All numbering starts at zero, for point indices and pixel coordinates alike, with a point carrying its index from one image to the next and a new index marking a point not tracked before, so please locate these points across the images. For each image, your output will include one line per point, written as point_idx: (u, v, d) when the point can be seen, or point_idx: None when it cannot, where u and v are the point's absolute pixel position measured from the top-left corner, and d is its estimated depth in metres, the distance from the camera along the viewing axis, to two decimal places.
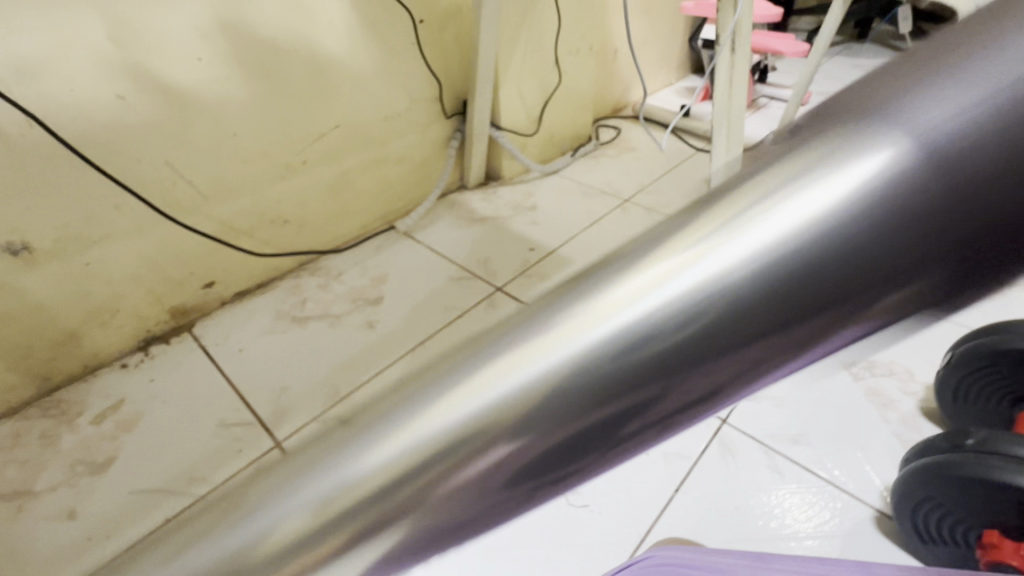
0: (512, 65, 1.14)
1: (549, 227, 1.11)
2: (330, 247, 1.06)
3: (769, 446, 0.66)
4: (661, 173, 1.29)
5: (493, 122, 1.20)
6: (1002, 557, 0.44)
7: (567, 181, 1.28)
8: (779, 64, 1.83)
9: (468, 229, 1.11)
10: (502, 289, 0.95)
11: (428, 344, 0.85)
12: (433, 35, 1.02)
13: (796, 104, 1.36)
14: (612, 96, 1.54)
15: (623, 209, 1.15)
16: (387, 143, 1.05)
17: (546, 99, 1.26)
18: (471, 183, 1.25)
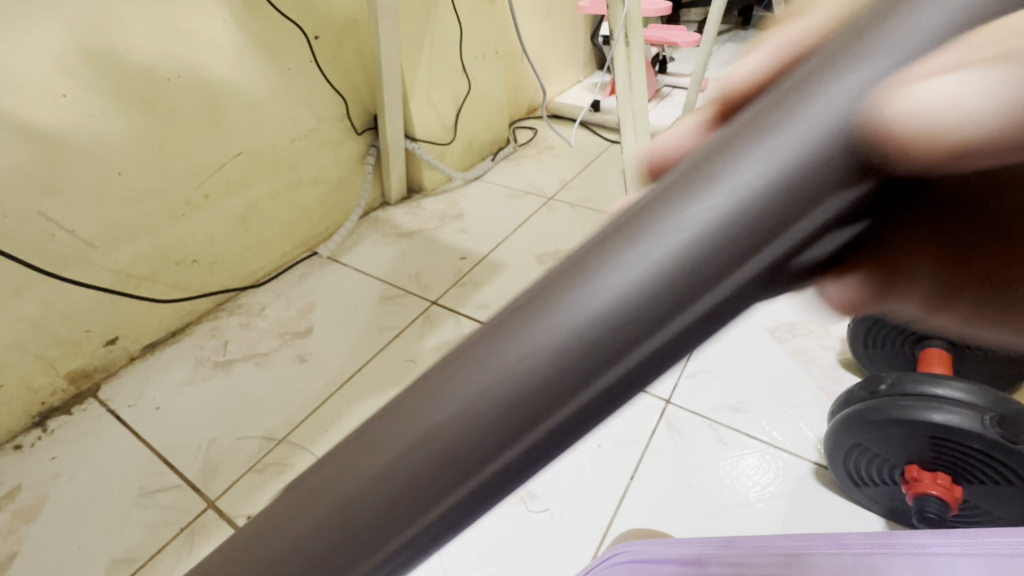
0: (419, 75, 1.12)
1: (478, 233, 1.10)
2: (249, 282, 0.99)
3: (711, 419, 0.68)
4: (581, 168, 1.32)
5: (408, 134, 1.17)
6: (925, 489, 0.48)
7: (491, 186, 1.27)
8: (676, 54, 1.94)
9: (396, 245, 1.08)
10: (438, 302, 0.93)
11: (365, 370, 0.81)
12: (332, 51, 0.98)
13: (696, 90, 1.44)
14: (525, 97, 1.56)
15: (548, 208, 1.17)
16: (296, 167, 1.00)
17: (459, 106, 1.25)
18: (393, 198, 1.21)
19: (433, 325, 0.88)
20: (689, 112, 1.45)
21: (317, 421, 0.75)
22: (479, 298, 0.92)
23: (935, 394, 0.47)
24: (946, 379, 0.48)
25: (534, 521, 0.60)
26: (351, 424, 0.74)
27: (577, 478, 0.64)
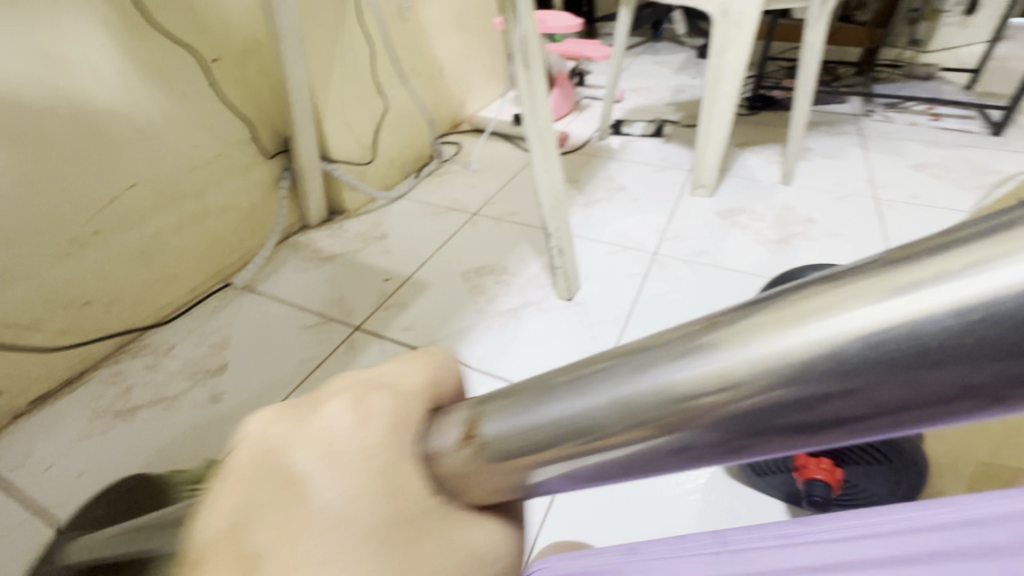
0: (332, 95, 1.10)
1: (403, 253, 1.09)
2: (154, 321, 0.92)
3: None
4: (505, 181, 1.34)
5: (324, 156, 1.15)
6: (811, 475, 0.51)
7: (415, 204, 1.26)
8: (594, 67, 2.01)
9: (317, 270, 1.05)
10: (362, 327, 0.91)
11: (285, 404, 0.78)
12: (234, 73, 0.95)
13: (610, 102, 1.50)
14: (448, 113, 1.56)
15: (473, 223, 1.17)
16: (201, 196, 0.95)
17: (377, 125, 1.24)
18: (313, 221, 1.18)
19: (356, 351, 0.86)
20: (606, 124, 1.51)
21: None
22: (404, 320, 0.91)
23: None
24: None
25: None
26: None
27: None
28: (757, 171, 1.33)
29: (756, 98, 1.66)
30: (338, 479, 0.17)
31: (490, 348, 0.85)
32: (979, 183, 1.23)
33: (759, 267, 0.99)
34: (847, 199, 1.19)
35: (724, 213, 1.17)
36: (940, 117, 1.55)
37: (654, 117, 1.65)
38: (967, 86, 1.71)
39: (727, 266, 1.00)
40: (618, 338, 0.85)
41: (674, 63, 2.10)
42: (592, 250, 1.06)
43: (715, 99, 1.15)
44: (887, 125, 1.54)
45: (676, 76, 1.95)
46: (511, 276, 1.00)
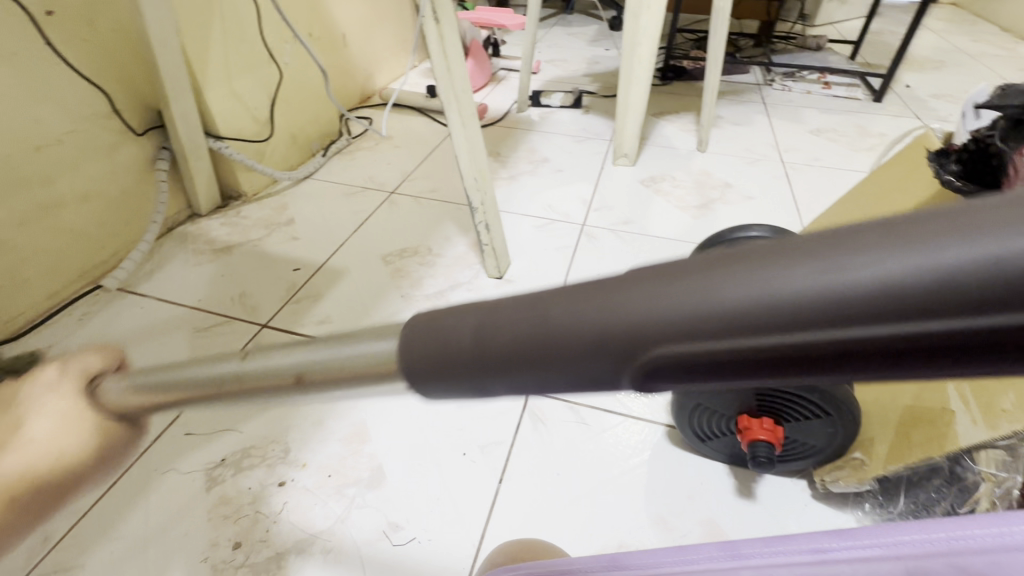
0: (211, 59, 0.95)
1: (313, 239, 0.98)
2: (1, 337, 0.76)
3: (572, 402, 0.68)
4: (422, 157, 1.25)
5: (209, 132, 0.99)
6: (755, 436, 0.51)
7: (325, 184, 1.15)
8: (508, 37, 1.95)
9: (212, 264, 0.92)
10: (270, 324, 0.80)
11: (182, 420, 0.67)
12: (78, 31, 0.78)
13: (528, 72, 1.45)
14: (355, 85, 1.43)
15: (391, 203, 1.08)
16: (49, 182, 0.78)
17: (273, 97, 1.10)
18: (203, 208, 1.03)
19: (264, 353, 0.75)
20: (525, 95, 1.46)
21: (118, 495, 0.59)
22: (318, 313, 0.81)
23: None
24: None
25: (399, 556, 0.54)
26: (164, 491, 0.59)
27: (445, 496, 0.59)
28: (674, 139, 1.35)
29: (668, 68, 1.68)
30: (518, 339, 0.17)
31: None
32: (868, 145, 1.33)
33: (684, 233, 0.99)
34: (758, 163, 1.24)
35: (647, 181, 1.17)
36: (830, 86, 1.66)
37: (572, 87, 1.62)
38: (850, 57, 1.85)
39: (655, 234, 0.99)
40: None
41: (588, 34, 2.08)
42: (519, 224, 1.02)
43: (633, 65, 1.13)
44: (786, 93, 1.62)
45: (590, 47, 1.94)
46: (436, 257, 0.93)
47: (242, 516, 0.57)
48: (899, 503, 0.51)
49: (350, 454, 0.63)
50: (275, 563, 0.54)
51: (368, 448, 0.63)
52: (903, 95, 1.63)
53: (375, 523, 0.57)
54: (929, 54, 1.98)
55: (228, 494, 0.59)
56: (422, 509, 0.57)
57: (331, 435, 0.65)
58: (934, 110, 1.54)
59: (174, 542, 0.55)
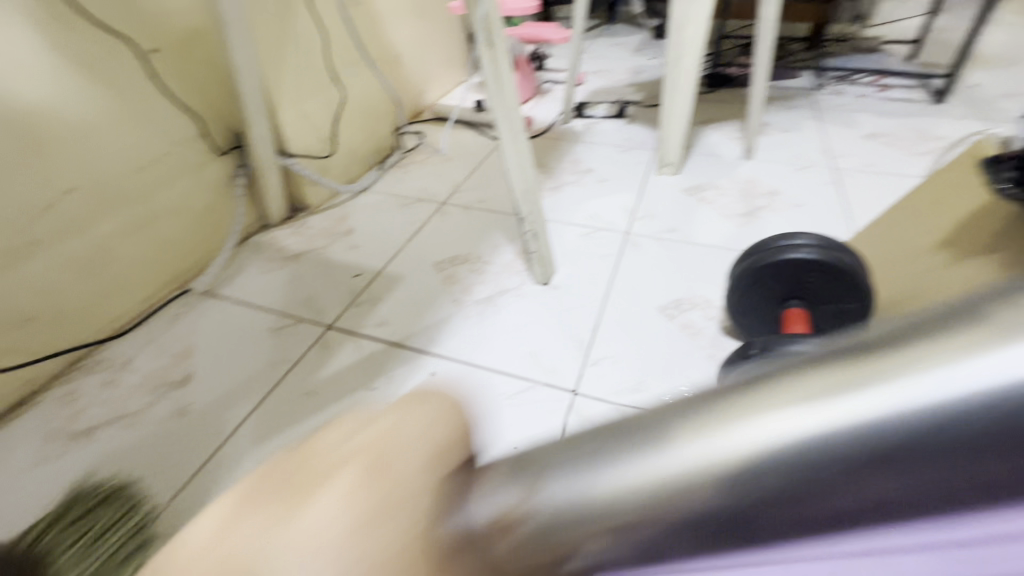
0: (284, 85, 1.04)
1: (372, 247, 1.06)
2: (108, 334, 0.86)
3: (616, 404, 0.71)
4: (471, 169, 1.31)
5: (281, 151, 1.09)
6: None
7: (382, 196, 1.23)
8: (553, 50, 2.00)
9: (282, 270, 1.00)
10: (335, 325, 0.87)
11: (259, 410, 0.74)
12: (175, 65, 0.89)
13: (573, 84, 1.49)
14: (409, 102, 1.52)
15: (442, 213, 1.15)
16: (149, 198, 0.89)
17: (336, 117, 1.19)
18: (274, 219, 1.12)
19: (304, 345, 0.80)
20: (569, 107, 1.50)
21: (208, 474, 0.67)
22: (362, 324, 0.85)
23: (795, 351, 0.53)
24: (804, 337, 0.54)
25: None
26: (245, 473, 0.67)
27: None
28: (719, 147, 1.35)
29: (713, 75, 1.68)
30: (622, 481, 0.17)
31: (470, 337, 0.83)
32: (927, 149, 1.28)
33: (728, 240, 1.00)
34: (807, 170, 1.22)
35: (692, 190, 1.18)
36: (887, 88, 1.61)
37: (616, 98, 1.65)
38: (909, 57, 1.78)
39: (700, 242, 1.01)
40: (598, 319, 0.84)
41: (631, 45, 2.10)
42: (564, 232, 1.06)
43: (677, 76, 1.15)
44: (839, 97, 1.59)
45: (635, 56, 1.96)
46: (486, 264, 0.98)
47: None
48: None
49: None
50: None
51: None
52: (967, 95, 1.56)
53: None
54: (998, 51, 1.87)
55: None
56: None
57: None
58: (1002, 110, 1.47)
59: None
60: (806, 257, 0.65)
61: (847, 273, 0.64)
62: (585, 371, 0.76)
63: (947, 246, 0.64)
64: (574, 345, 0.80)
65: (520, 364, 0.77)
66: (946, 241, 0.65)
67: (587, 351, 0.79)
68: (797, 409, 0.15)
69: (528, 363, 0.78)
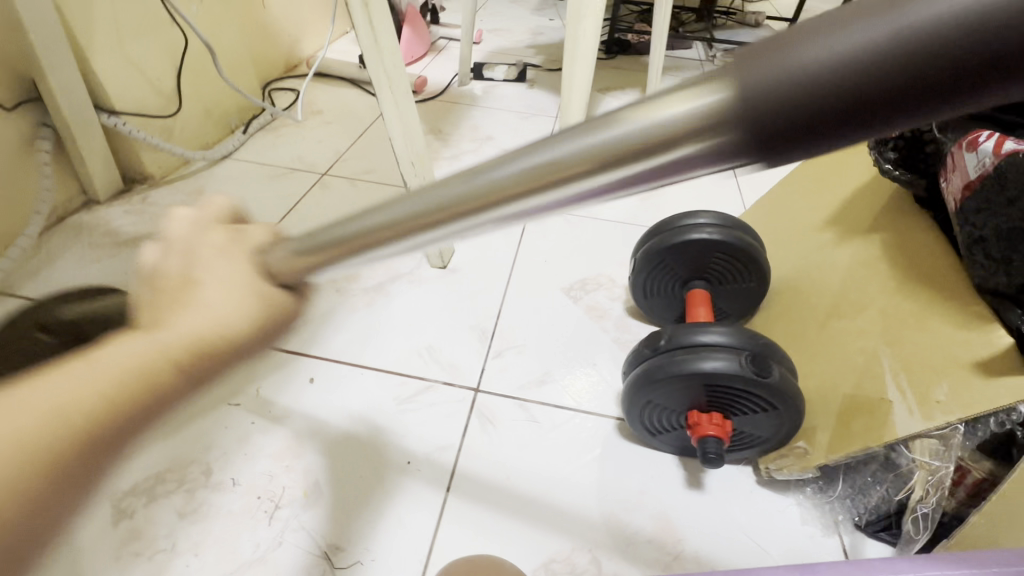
0: (97, 21, 0.82)
1: (235, 227, 0.89)
2: None
3: (521, 398, 0.66)
4: (357, 134, 1.16)
5: (101, 107, 0.86)
6: (705, 432, 0.51)
7: (247, 165, 1.04)
8: (447, 4, 1.83)
9: (112, 259, 0.81)
10: None
11: None
12: None
13: (468, 42, 1.36)
14: (279, 53, 1.30)
15: (322, 185, 1.00)
16: None
17: (179, 66, 0.97)
18: (101, 195, 0.90)
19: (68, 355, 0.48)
20: (466, 68, 1.38)
21: None
22: None
23: (700, 342, 0.50)
24: (710, 325, 0.51)
25: None
26: None
27: (391, 510, 0.55)
28: None
29: (612, 42, 1.65)
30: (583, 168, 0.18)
31: (357, 333, 0.72)
32: None
33: (630, 215, 0.98)
34: None
35: None
36: None
37: (516, 60, 1.56)
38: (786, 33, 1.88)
39: (603, 217, 0.97)
40: (500, 305, 0.78)
41: (530, 3, 2.00)
42: None
43: (577, 39, 1.08)
44: None
45: (534, 16, 1.86)
46: None
47: (155, 551, 0.51)
48: (838, 486, 0.54)
49: (281, 469, 0.57)
50: None
51: (302, 462, 0.58)
52: None
53: (312, 546, 0.52)
54: None
55: (140, 529, 0.52)
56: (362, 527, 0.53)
57: (259, 447, 0.59)
58: None
59: None
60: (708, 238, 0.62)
61: (745, 253, 0.63)
62: (487, 365, 0.69)
63: (833, 224, 0.65)
64: (476, 336, 0.73)
65: (415, 362, 0.69)
66: (833, 219, 0.66)
67: (489, 342, 0.72)
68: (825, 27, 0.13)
69: (425, 359, 0.70)
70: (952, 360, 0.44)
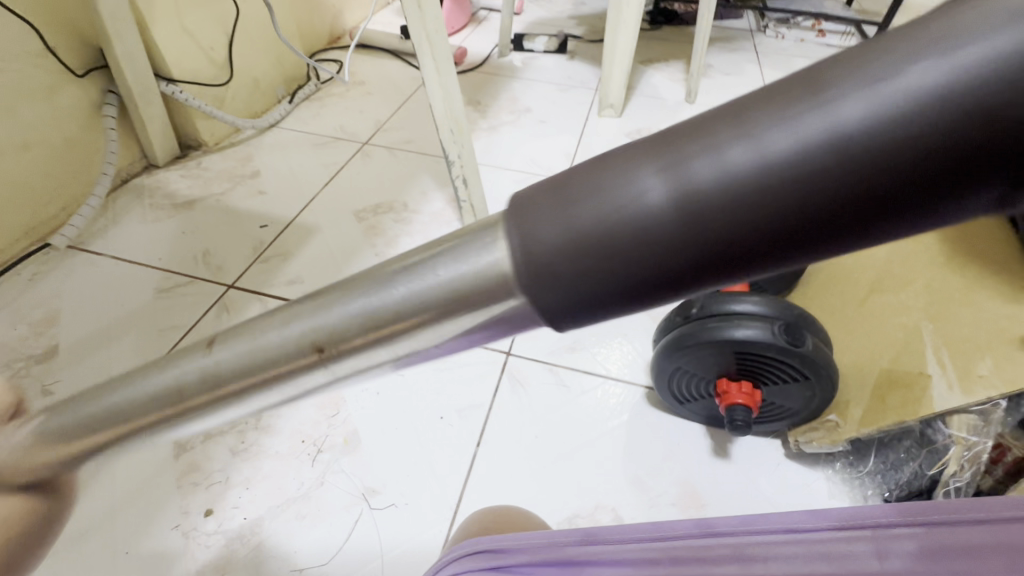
0: None
1: (281, 193, 0.93)
2: None
3: (552, 363, 0.67)
4: (397, 105, 1.17)
5: (161, 74, 0.91)
6: (733, 399, 0.51)
7: (293, 134, 1.07)
8: None
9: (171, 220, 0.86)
10: (237, 285, 0.76)
11: None
12: None
13: (509, 12, 1.35)
14: (324, 24, 1.32)
15: (363, 154, 1.02)
16: None
17: (231, 35, 1.00)
18: (160, 160, 0.95)
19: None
20: (506, 38, 1.37)
21: None
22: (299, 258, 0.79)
23: (734, 311, 0.50)
24: (744, 294, 0.51)
25: (376, 520, 0.54)
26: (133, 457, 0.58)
27: (426, 460, 0.58)
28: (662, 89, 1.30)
29: (657, 11, 1.59)
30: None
31: None
32: None
33: None
34: None
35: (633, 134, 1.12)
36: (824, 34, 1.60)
37: (557, 31, 1.53)
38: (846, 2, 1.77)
39: None
40: None
41: None
42: (499, 179, 0.98)
43: (621, 7, 1.05)
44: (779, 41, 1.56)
45: None
46: (413, 214, 0.89)
47: (212, 483, 0.56)
48: (870, 462, 0.53)
49: (324, 417, 0.61)
50: (250, 529, 0.53)
51: (343, 411, 0.62)
52: None
53: (353, 487, 0.56)
54: None
55: (198, 462, 0.57)
56: (398, 474, 0.57)
57: None
58: None
59: (142, 510, 0.54)
60: None
61: None
62: (519, 330, 0.71)
63: None
64: None
65: None
66: None
67: None
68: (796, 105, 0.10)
69: None
70: (1001, 336, 0.44)
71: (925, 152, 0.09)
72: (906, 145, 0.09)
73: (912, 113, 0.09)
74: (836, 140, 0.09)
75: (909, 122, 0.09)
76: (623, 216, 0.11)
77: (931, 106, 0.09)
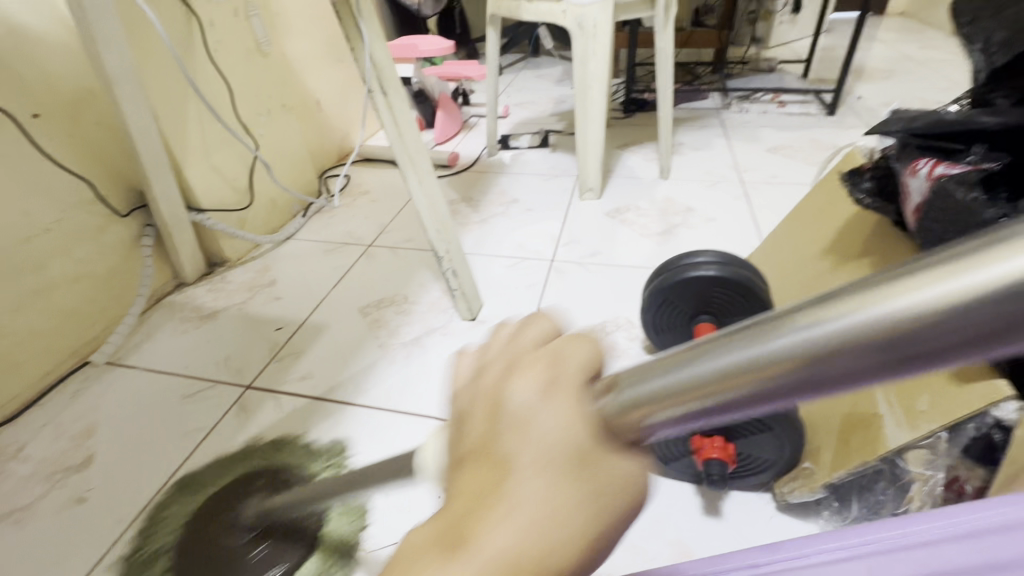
0: (189, 140, 1.01)
1: (295, 297, 1.02)
2: (1, 418, 0.80)
3: None
4: (398, 208, 1.31)
5: (191, 206, 1.05)
6: (708, 455, 0.53)
7: (306, 244, 1.20)
8: (477, 86, 2.05)
9: (197, 330, 0.95)
10: (254, 385, 0.83)
11: (174, 483, 0.70)
12: (64, 128, 0.85)
13: (494, 119, 1.52)
14: (333, 145, 1.50)
15: (368, 255, 1.13)
16: (35, 269, 0.82)
17: (251, 167, 1.16)
18: (190, 277, 1.07)
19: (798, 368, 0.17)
20: (493, 140, 1.53)
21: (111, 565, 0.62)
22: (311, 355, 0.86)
23: None
24: None
25: None
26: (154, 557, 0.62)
27: None
28: (637, 169, 1.42)
29: (629, 101, 1.77)
30: (552, 412, 0.21)
31: (397, 382, 0.81)
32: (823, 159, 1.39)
33: (647, 260, 1.04)
34: (717, 186, 1.30)
35: (613, 212, 1.22)
36: (785, 105, 1.74)
37: (539, 128, 1.71)
38: (802, 74, 1.94)
39: (621, 262, 1.04)
40: None
41: (551, 76, 2.19)
42: (492, 265, 1.06)
43: (586, 106, 1.19)
44: (744, 114, 1.70)
45: (556, 87, 2.04)
46: (413, 304, 0.97)
47: None
48: (853, 508, 0.53)
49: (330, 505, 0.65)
50: None
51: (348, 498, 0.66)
52: (854, 106, 1.71)
53: None
54: (880, 65, 2.07)
55: None
56: None
57: None
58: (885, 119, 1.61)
59: None
60: (707, 274, 0.67)
61: (745, 285, 0.67)
62: None
63: (831, 253, 0.68)
64: None
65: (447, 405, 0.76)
66: (830, 249, 0.69)
67: None
68: (909, 290, 0.14)
69: None
70: None
71: (942, 331, 0.14)
72: (917, 320, 0.14)
73: (905, 316, 0.14)
74: (843, 329, 0.15)
75: (918, 323, 0.14)
76: (850, 332, 0.15)
77: (901, 316, 0.14)
